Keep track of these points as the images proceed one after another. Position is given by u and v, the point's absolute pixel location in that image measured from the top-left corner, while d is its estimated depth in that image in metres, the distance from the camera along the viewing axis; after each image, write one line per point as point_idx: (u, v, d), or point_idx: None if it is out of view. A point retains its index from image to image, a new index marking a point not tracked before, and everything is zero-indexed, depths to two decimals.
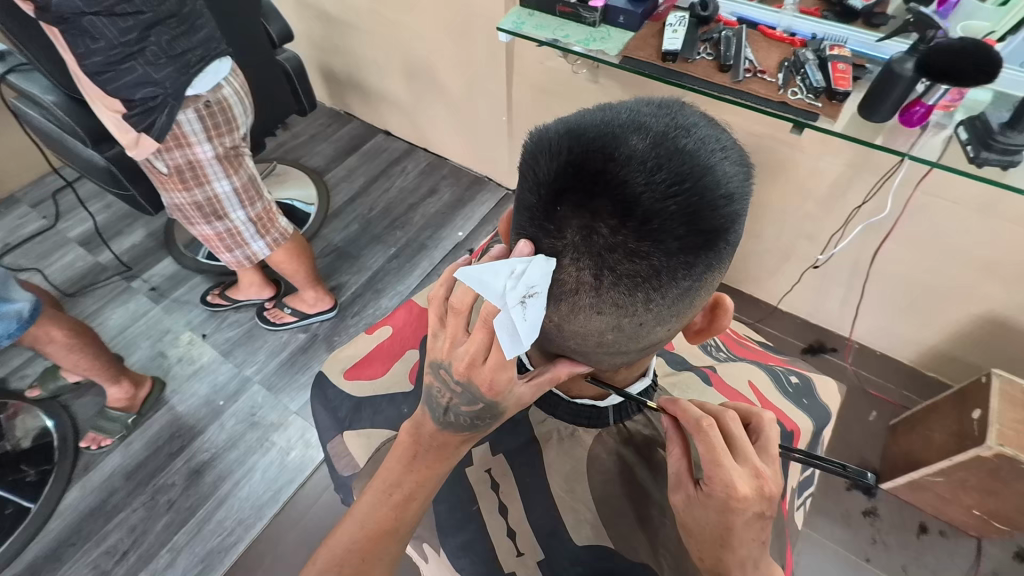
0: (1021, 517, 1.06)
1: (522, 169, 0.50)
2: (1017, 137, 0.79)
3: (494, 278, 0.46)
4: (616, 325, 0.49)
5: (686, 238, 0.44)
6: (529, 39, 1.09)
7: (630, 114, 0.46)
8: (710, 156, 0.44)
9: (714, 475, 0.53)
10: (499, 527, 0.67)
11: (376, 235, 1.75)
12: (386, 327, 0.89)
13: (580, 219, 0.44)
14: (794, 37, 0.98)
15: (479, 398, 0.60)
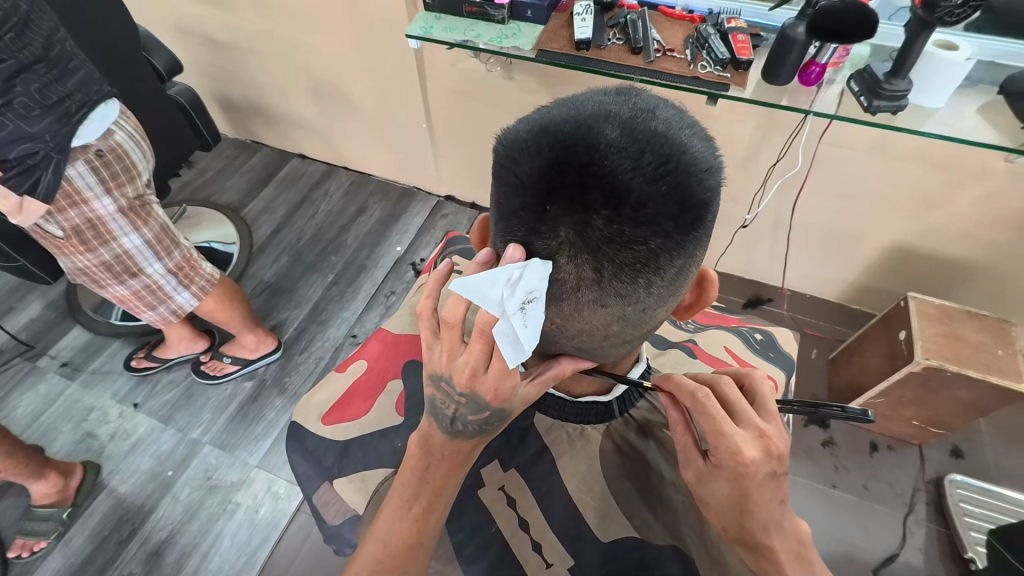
0: (953, 420, 1.19)
1: (497, 174, 0.49)
2: (900, 83, 0.86)
3: (491, 286, 0.44)
4: (620, 315, 0.50)
5: (679, 218, 0.44)
6: (439, 43, 1.07)
7: (598, 105, 0.45)
8: (683, 136, 0.45)
9: (719, 445, 0.55)
10: (521, 540, 0.66)
11: (309, 265, 1.66)
12: (361, 363, 0.85)
13: (573, 215, 0.44)
14: (693, 14, 1.03)
15: (486, 406, 0.57)
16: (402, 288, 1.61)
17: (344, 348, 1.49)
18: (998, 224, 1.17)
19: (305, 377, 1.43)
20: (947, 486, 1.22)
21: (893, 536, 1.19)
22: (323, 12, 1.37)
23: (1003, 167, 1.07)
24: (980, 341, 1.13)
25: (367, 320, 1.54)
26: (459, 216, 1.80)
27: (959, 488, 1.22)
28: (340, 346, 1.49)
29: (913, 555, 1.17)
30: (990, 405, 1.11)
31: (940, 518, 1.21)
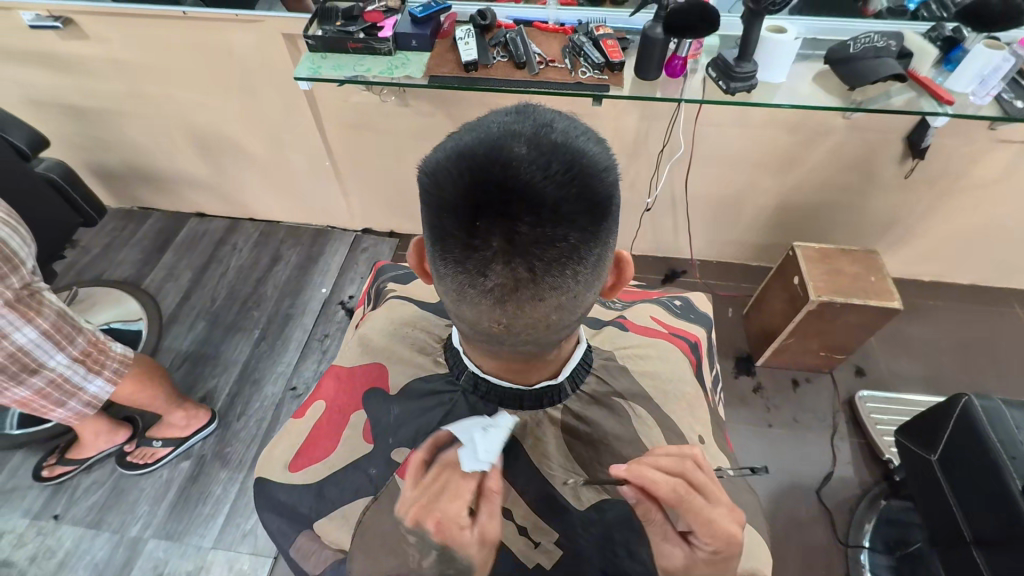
0: (849, 343, 1.36)
1: (427, 198, 0.52)
2: (748, 66, 1.00)
3: (468, 425, 0.65)
4: (559, 306, 0.54)
5: (590, 212, 0.48)
6: (329, 81, 1.08)
7: (503, 123, 0.49)
8: (584, 140, 0.50)
9: (713, 536, 0.54)
10: (508, 529, 0.68)
11: (229, 326, 1.58)
12: (319, 404, 0.83)
13: (501, 226, 0.48)
14: (564, 26, 1.12)
15: (433, 545, 0.55)
16: (335, 329, 1.58)
17: (286, 402, 1.43)
18: (848, 170, 1.37)
19: (249, 442, 1.35)
20: (857, 402, 1.40)
21: (824, 455, 1.34)
22: (199, 65, 1.33)
23: (842, 122, 1.26)
24: (857, 271, 1.31)
25: (305, 369, 1.49)
26: (379, 246, 1.79)
27: (866, 402, 1.40)
28: (281, 402, 1.43)
29: (845, 468, 1.32)
30: (874, 323, 1.29)
31: (858, 430, 1.37)
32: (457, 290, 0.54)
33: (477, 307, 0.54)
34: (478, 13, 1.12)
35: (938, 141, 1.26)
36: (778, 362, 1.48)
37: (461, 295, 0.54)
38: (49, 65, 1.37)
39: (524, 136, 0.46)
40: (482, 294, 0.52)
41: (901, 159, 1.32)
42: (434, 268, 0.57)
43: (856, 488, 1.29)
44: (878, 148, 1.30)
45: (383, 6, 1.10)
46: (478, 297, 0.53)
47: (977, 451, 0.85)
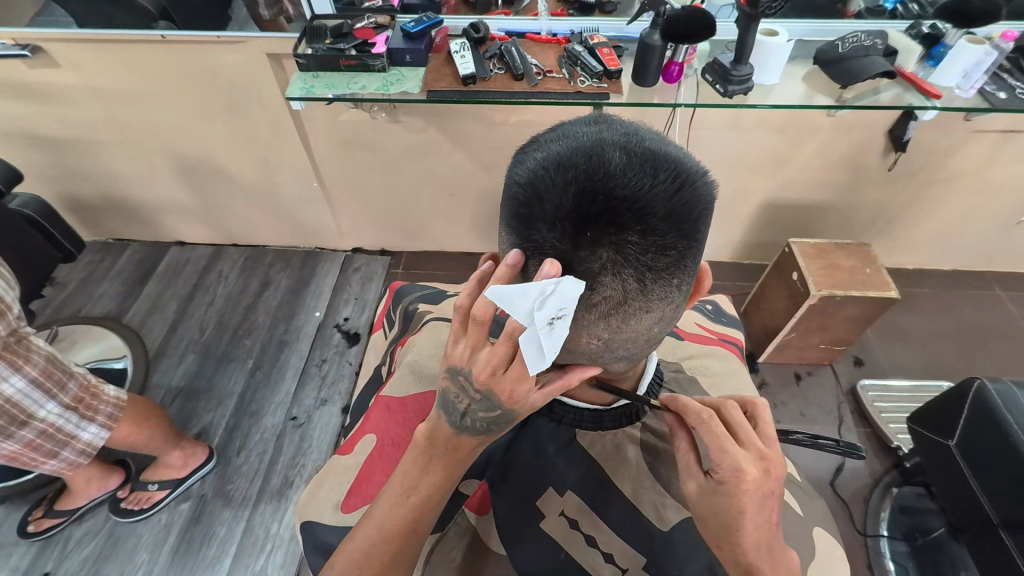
0: (850, 335, 1.39)
1: (517, 213, 0.51)
2: (745, 69, 1.01)
3: (521, 298, 0.44)
4: (659, 316, 0.54)
5: (694, 218, 0.50)
6: (318, 100, 1.05)
7: (591, 134, 0.50)
8: (671, 149, 0.51)
9: (725, 462, 0.56)
10: (595, 559, 0.65)
11: (221, 357, 1.51)
12: (370, 436, 0.79)
13: (610, 237, 0.47)
14: (557, 36, 1.12)
15: (498, 405, 0.56)
16: (334, 353, 1.53)
17: (288, 433, 1.37)
18: (836, 166, 1.41)
19: (252, 477, 1.29)
20: (860, 392, 1.43)
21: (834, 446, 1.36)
22: (180, 90, 1.28)
23: (826, 121, 1.29)
24: (852, 265, 1.33)
25: (305, 397, 1.44)
26: (372, 265, 1.75)
27: (868, 391, 1.43)
28: (282, 433, 1.37)
29: (854, 459, 1.33)
30: (874, 314, 1.31)
31: (863, 420, 1.40)
32: None
33: (577, 325, 0.52)
34: (471, 26, 1.10)
35: (919, 135, 1.31)
36: (779, 358, 1.50)
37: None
38: (16, 94, 1.31)
39: (624, 147, 0.48)
40: (586, 311, 0.51)
41: (885, 153, 1.36)
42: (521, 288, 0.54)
43: (869, 477, 1.31)
44: (863, 144, 1.34)
45: (372, 22, 1.08)
46: (582, 314, 0.51)
47: (996, 436, 0.87)
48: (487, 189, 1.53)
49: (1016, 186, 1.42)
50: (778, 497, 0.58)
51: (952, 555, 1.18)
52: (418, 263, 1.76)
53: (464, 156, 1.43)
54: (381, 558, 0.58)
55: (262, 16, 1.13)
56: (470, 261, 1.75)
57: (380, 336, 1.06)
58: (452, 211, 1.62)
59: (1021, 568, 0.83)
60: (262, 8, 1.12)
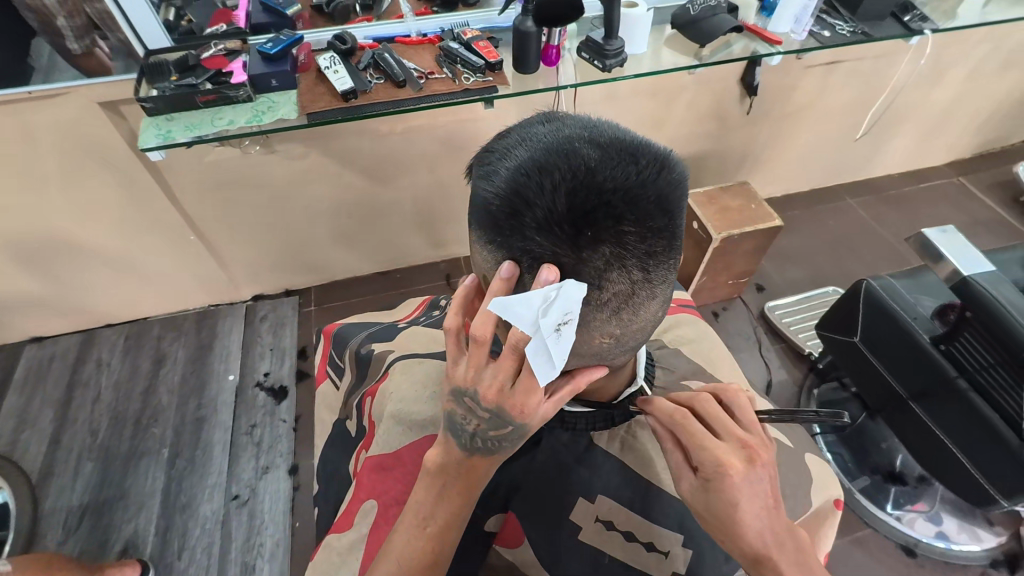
0: (750, 267, 1.53)
1: (504, 226, 0.49)
2: (616, 42, 1.05)
3: (525, 309, 0.44)
4: (661, 298, 0.56)
5: (677, 196, 0.51)
6: (176, 145, 0.92)
7: (557, 133, 0.50)
8: (635, 135, 0.53)
9: (704, 455, 0.58)
10: (634, 548, 0.66)
11: (128, 456, 1.31)
12: (371, 502, 0.71)
13: (609, 233, 0.47)
14: (428, 36, 1.09)
15: (507, 422, 0.54)
16: (263, 416, 1.39)
17: (233, 515, 1.23)
18: (705, 118, 1.53)
19: None
20: (769, 313, 1.59)
21: (760, 368, 1.50)
22: None
23: (689, 79, 1.39)
24: (739, 203, 1.47)
25: (243, 470, 1.30)
26: (280, 309, 1.60)
27: (776, 311, 1.59)
28: (227, 516, 1.23)
29: (779, 373, 1.49)
30: (767, 243, 1.46)
31: (778, 337, 1.56)
32: None
33: (589, 327, 0.53)
34: (336, 39, 1.04)
35: (765, 78, 1.46)
36: (699, 302, 1.61)
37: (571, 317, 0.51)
38: None
39: (598, 142, 0.48)
40: (596, 309, 0.51)
41: (741, 99, 1.51)
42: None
43: (794, 387, 1.46)
44: (723, 94, 1.47)
45: (221, 49, 0.97)
46: (593, 316, 0.51)
47: (892, 325, 1.01)
48: (387, 203, 1.46)
49: (845, 109, 1.64)
50: (772, 483, 0.58)
51: (873, 432, 1.36)
52: (330, 295, 1.64)
53: (356, 174, 1.35)
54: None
55: (73, 52, 0.97)
56: (386, 281, 1.67)
57: (328, 387, 0.97)
58: (356, 234, 1.53)
59: (934, 429, 0.97)
60: (71, 41, 0.95)
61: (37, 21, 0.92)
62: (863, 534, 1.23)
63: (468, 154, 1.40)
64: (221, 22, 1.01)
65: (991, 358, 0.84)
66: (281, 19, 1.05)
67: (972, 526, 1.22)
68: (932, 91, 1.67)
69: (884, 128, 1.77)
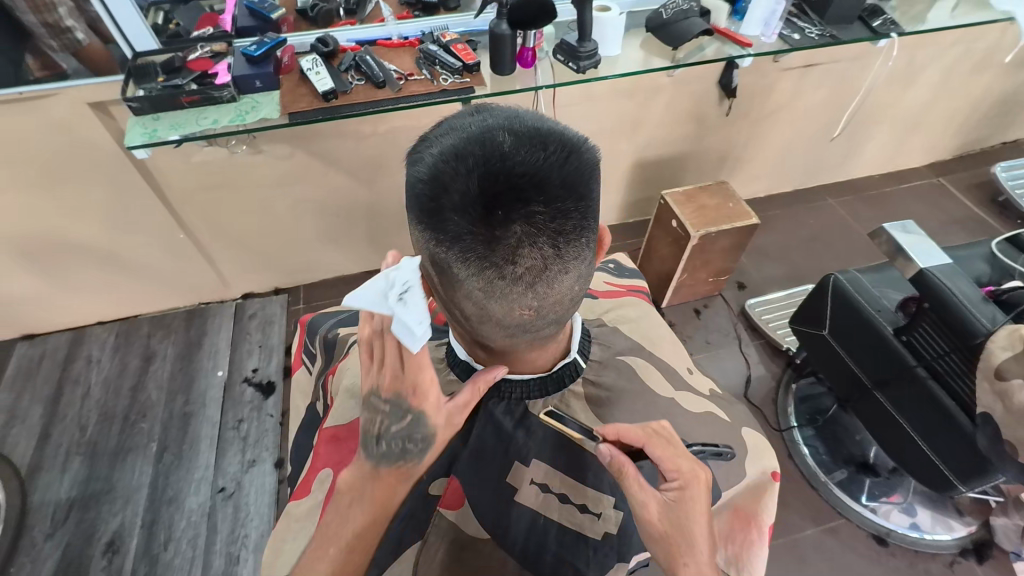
0: (728, 264, 1.56)
1: (426, 208, 0.52)
2: (590, 44, 1.09)
3: (374, 289, 0.53)
4: (580, 275, 0.59)
5: (588, 180, 0.54)
6: (163, 144, 0.95)
7: (476, 123, 0.53)
8: (552, 123, 0.56)
9: (678, 469, 0.64)
10: (568, 510, 0.69)
11: (115, 452, 1.33)
12: (325, 472, 0.75)
13: (519, 212, 0.50)
14: (408, 39, 1.12)
15: (407, 409, 0.65)
16: (249, 411, 1.42)
17: (219, 508, 1.26)
18: (685, 120, 1.57)
19: (189, 567, 1.18)
20: (749, 310, 1.62)
21: (739, 363, 1.53)
22: None
23: (667, 80, 1.43)
24: (717, 202, 1.50)
25: (228, 464, 1.32)
26: (269, 307, 1.63)
27: (755, 308, 1.62)
28: (212, 509, 1.25)
29: (757, 368, 1.52)
30: (744, 241, 1.49)
31: (757, 333, 1.59)
32: (485, 289, 0.54)
33: (507, 301, 0.55)
34: (318, 41, 1.07)
35: (742, 80, 1.50)
36: (679, 299, 1.64)
37: (490, 291, 0.54)
38: None
39: (511, 129, 0.52)
40: (512, 284, 0.54)
41: (719, 101, 1.55)
42: (447, 279, 0.55)
43: (772, 380, 1.49)
44: (700, 95, 1.51)
45: (207, 51, 1.00)
46: (509, 290, 0.54)
47: (855, 316, 1.04)
48: (373, 202, 1.49)
49: (822, 110, 1.68)
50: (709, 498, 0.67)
51: (847, 424, 1.39)
52: (317, 293, 1.66)
53: (342, 173, 1.38)
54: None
55: (78, 42, 1.00)
56: None
57: (303, 374, 1.00)
58: (342, 232, 1.56)
59: (895, 417, 1.00)
60: (76, 31, 0.98)
61: (42, 20, 0.97)
62: (836, 523, 1.25)
63: None
64: (207, 25, 1.05)
65: (946, 345, 0.88)
66: (264, 22, 1.07)
67: (943, 516, 1.25)
68: (907, 93, 1.71)
69: (861, 130, 1.81)
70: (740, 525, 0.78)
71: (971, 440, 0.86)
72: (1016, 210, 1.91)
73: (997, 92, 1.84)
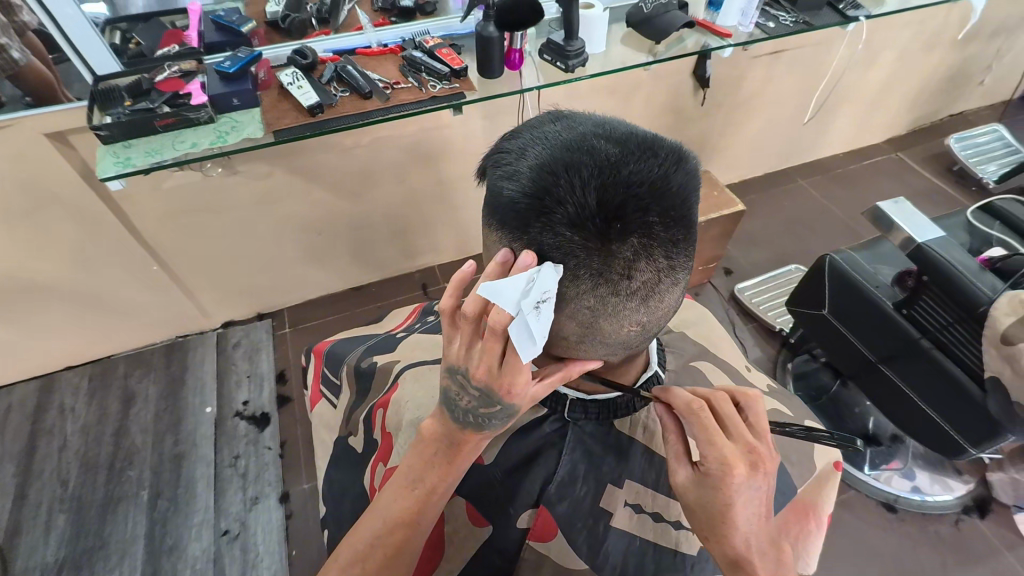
0: (717, 252, 1.59)
1: (531, 224, 0.50)
2: (577, 42, 1.07)
3: (508, 288, 0.48)
4: (681, 285, 0.58)
5: (692, 187, 0.54)
6: (134, 172, 0.88)
7: (576, 133, 0.52)
8: (646, 132, 0.56)
9: (711, 456, 0.56)
10: (663, 528, 0.66)
11: (103, 504, 1.24)
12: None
13: (638, 224, 0.49)
14: (389, 46, 1.09)
15: (497, 400, 0.57)
16: (246, 445, 1.34)
17: (225, 552, 1.19)
18: (663, 113, 1.58)
19: None
20: (740, 295, 1.65)
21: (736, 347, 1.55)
22: None
23: (645, 74, 1.44)
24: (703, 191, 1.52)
25: (230, 504, 1.25)
26: (253, 334, 1.55)
27: (745, 292, 1.65)
28: (218, 554, 1.18)
29: (753, 350, 1.55)
30: (732, 228, 1.52)
31: (750, 317, 1.62)
32: (597, 306, 0.53)
33: (617, 317, 0.54)
34: (296, 53, 1.02)
35: (716, 70, 1.52)
36: None
37: (602, 307, 0.53)
38: None
39: (618, 139, 0.51)
40: (626, 299, 0.52)
41: (695, 92, 1.56)
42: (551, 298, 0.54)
43: (769, 362, 1.52)
44: (677, 88, 1.52)
45: (176, 70, 0.93)
46: (622, 305, 0.53)
47: (856, 295, 1.06)
48: (357, 217, 1.44)
49: (790, 95, 1.73)
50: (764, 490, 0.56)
51: (847, 399, 1.43)
52: (305, 315, 1.60)
53: (324, 189, 1.33)
54: (385, 550, 0.59)
55: (16, 62, 0.92)
56: (362, 295, 1.64)
57: (324, 407, 0.95)
58: (327, 250, 1.50)
59: (903, 389, 1.04)
60: (12, 49, 0.91)
61: None
62: (847, 496, 1.29)
63: (436, 163, 1.39)
64: (172, 43, 0.98)
65: (949, 317, 0.91)
66: (235, 37, 1.02)
67: (942, 476, 1.30)
68: (867, 73, 1.78)
69: (827, 112, 1.87)
70: (798, 516, 0.71)
71: (982, 406, 0.90)
72: (972, 178, 2.01)
73: (947, 67, 1.94)
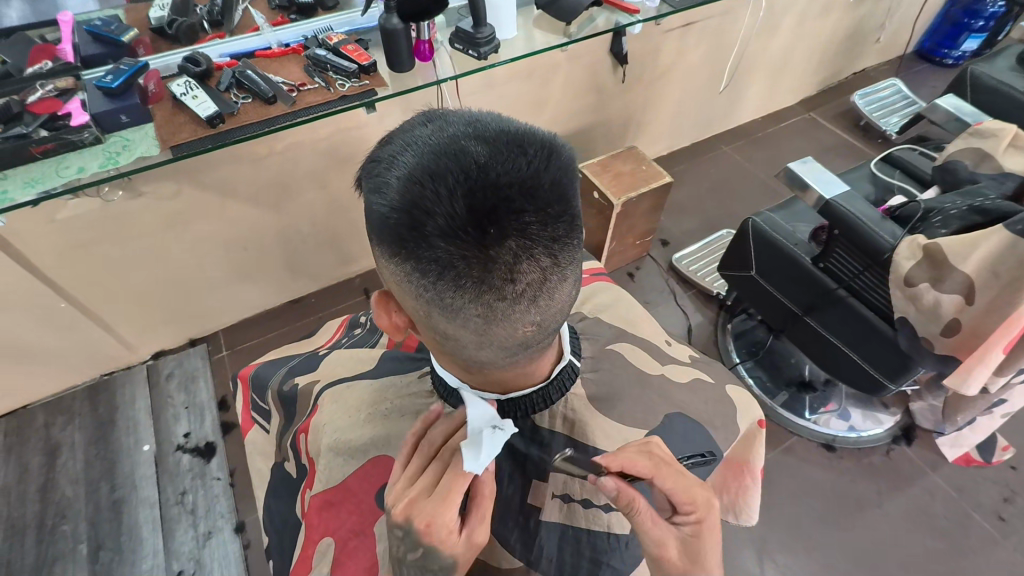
0: (649, 226, 1.62)
1: (406, 238, 0.50)
2: (486, 29, 1.05)
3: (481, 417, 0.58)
4: (575, 279, 0.58)
5: (569, 179, 0.54)
6: (16, 207, 0.80)
7: (443, 137, 0.52)
8: (520, 125, 0.55)
9: (692, 501, 0.60)
10: (593, 514, 0.68)
11: (37, 566, 1.15)
12: (328, 540, 0.70)
13: (512, 224, 0.49)
14: (292, 46, 1.03)
15: (421, 542, 0.54)
16: (192, 480, 1.27)
17: None
18: (584, 92, 1.59)
19: None
20: (678, 265, 1.70)
21: (678, 315, 1.61)
22: None
23: (563, 55, 1.43)
24: (631, 167, 1.55)
25: (181, 543, 1.19)
26: (186, 362, 1.46)
27: (682, 261, 1.70)
28: None
29: (694, 316, 1.61)
30: (661, 200, 1.55)
31: (688, 284, 1.68)
32: (486, 312, 0.52)
33: (511, 320, 0.54)
34: (188, 61, 0.95)
35: (632, 46, 1.54)
36: (611, 267, 1.69)
37: (492, 314, 0.52)
38: None
39: (485, 139, 0.51)
40: (514, 302, 0.52)
41: (614, 69, 1.58)
42: (440, 309, 0.53)
43: (710, 325, 1.59)
44: (595, 66, 1.53)
45: (51, 90, 0.85)
46: (513, 309, 0.53)
47: (777, 253, 1.12)
48: (282, 227, 1.37)
49: (705, 65, 1.78)
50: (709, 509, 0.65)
51: (781, 351, 1.51)
52: (242, 336, 1.52)
53: (242, 203, 1.26)
54: None
55: None
56: (301, 308, 1.58)
57: (257, 434, 0.93)
58: (255, 265, 1.42)
59: (825, 336, 1.10)
60: None
61: None
62: (790, 443, 1.37)
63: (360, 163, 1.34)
64: (43, 59, 0.90)
65: (859, 264, 0.98)
66: (115, 48, 0.94)
67: (873, 412, 1.40)
68: (774, 38, 1.85)
69: (741, 78, 1.93)
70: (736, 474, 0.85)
71: (894, 342, 0.97)
72: (877, 131, 2.14)
73: (845, 28, 2.05)
